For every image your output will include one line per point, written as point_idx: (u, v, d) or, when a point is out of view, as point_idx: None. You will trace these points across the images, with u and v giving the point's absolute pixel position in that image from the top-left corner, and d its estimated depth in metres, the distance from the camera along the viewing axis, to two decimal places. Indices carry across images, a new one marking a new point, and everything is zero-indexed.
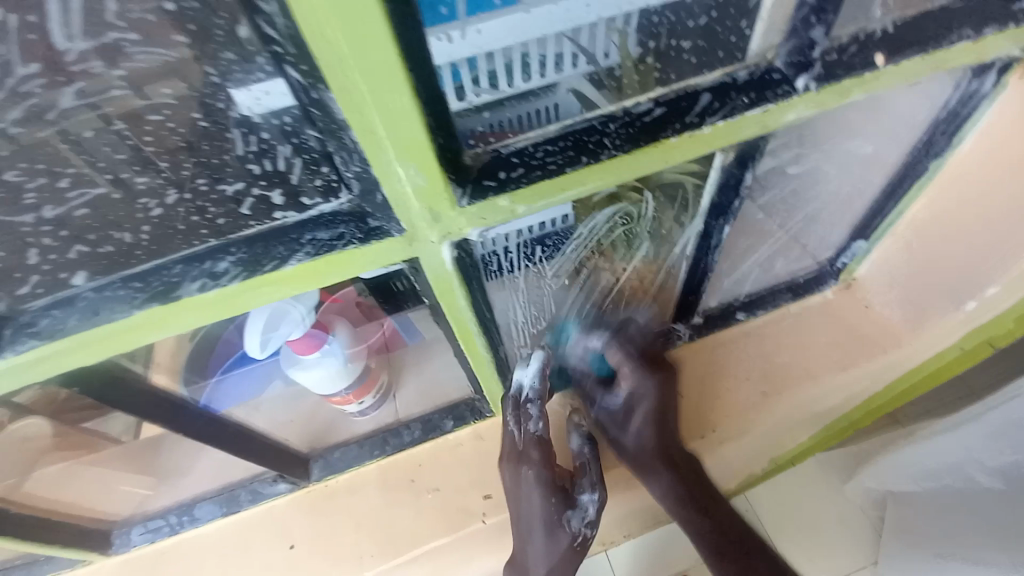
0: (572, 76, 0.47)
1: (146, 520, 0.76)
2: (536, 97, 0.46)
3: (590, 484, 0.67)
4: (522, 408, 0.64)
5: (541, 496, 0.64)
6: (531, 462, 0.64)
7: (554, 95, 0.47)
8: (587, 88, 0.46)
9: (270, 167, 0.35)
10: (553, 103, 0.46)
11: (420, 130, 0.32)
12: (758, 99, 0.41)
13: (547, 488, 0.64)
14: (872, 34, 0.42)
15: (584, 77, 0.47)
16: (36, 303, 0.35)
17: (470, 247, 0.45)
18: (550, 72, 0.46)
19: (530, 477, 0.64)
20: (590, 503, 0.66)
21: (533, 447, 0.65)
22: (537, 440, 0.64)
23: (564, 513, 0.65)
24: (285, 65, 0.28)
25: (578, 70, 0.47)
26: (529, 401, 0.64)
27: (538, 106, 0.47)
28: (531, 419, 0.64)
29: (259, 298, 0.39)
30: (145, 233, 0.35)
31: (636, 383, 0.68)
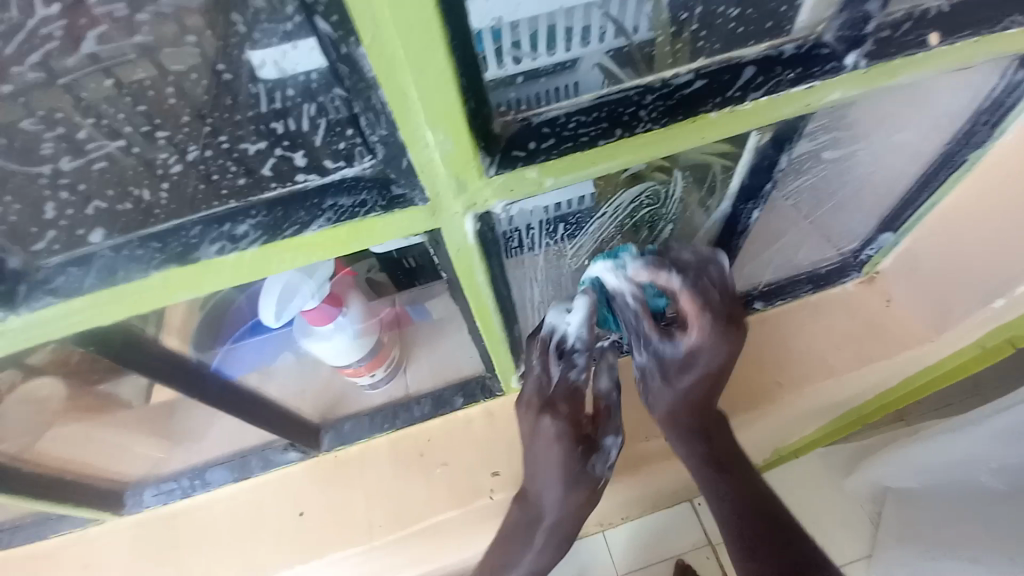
0: (598, 52, 0.42)
1: (160, 482, 0.77)
2: (556, 74, 0.42)
3: (614, 429, 0.64)
4: (565, 357, 0.59)
5: (562, 447, 0.60)
6: (556, 413, 0.60)
7: (578, 72, 0.42)
8: (613, 66, 0.42)
9: (293, 127, 0.34)
10: (576, 81, 0.42)
11: (453, 92, 0.31)
12: (803, 75, 0.39)
13: (569, 439, 0.60)
14: (927, 11, 0.39)
15: (610, 53, 0.42)
16: (53, 260, 0.34)
17: (493, 221, 0.43)
18: (573, 46, 0.42)
19: (551, 429, 0.60)
20: (614, 448, 0.64)
21: (562, 397, 0.60)
22: (568, 389, 0.60)
23: (584, 462, 0.62)
24: (315, 15, 0.27)
25: (604, 46, 0.42)
26: (575, 351, 0.59)
27: (561, 85, 0.42)
28: (573, 368, 0.60)
29: (282, 263, 0.38)
30: (164, 191, 0.34)
31: (709, 339, 0.58)
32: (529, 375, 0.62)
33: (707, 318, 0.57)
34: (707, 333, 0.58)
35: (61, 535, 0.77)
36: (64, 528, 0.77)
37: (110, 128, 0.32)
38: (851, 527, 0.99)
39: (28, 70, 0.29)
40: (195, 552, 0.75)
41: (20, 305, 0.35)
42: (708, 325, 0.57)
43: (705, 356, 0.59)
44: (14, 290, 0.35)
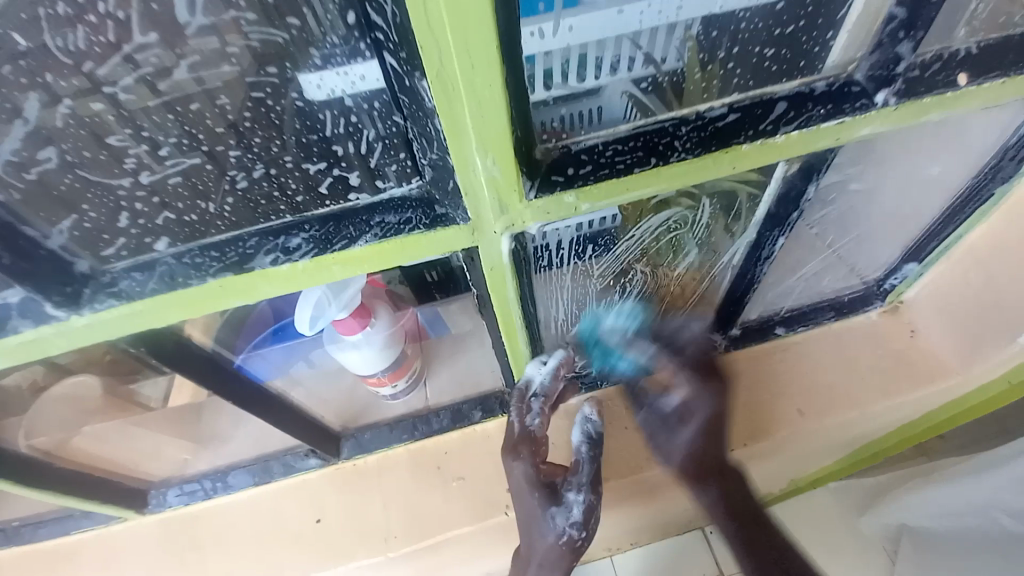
0: (625, 80, 0.44)
1: (182, 483, 0.78)
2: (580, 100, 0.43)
3: (579, 485, 0.61)
4: (525, 400, 0.63)
5: (527, 491, 0.61)
6: (518, 457, 0.60)
7: (602, 98, 0.43)
8: (640, 96, 0.44)
9: (352, 150, 0.36)
10: (600, 106, 0.44)
11: (504, 124, 0.33)
12: (835, 112, 0.40)
13: (532, 482, 0.60)
14: (957, 53, 0.41)
15: (636, 82, 0.44)
16: (118, 264, 0.37)
17: (526, 241, 0.45)
18: (601, 75, 0.43)
19: (516, 473, 0.60)
20: (577, 504, 0.61)
21: (524, 442, 0.61)
22: (530, 436, 0.61)
23: (549, 510, 0.60)
24: (384, 51, 0.30)
25: (630, 75, 0.44)
26: (535, 395, 0.63)
27: (585, 109, 0.43)
28: (530, 413, 0.62)
29: (332, 274, 0.40)
30: (229, 205, 0.37)
31: (694, 395, 0.60)
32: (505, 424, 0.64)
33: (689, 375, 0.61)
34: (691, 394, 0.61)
35: (84, 532, 0.79)
36: (87, 524, 0.79)
37: (189, 146, 0.35)
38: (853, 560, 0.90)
39: (118, 90, 0.32)
40: (213, 554, 0.76)
41: (84, 307, 0.38)
42: (694, 384, 0.61)
43: (693, 413, 0.60)
44: (80, 292, 0.37)
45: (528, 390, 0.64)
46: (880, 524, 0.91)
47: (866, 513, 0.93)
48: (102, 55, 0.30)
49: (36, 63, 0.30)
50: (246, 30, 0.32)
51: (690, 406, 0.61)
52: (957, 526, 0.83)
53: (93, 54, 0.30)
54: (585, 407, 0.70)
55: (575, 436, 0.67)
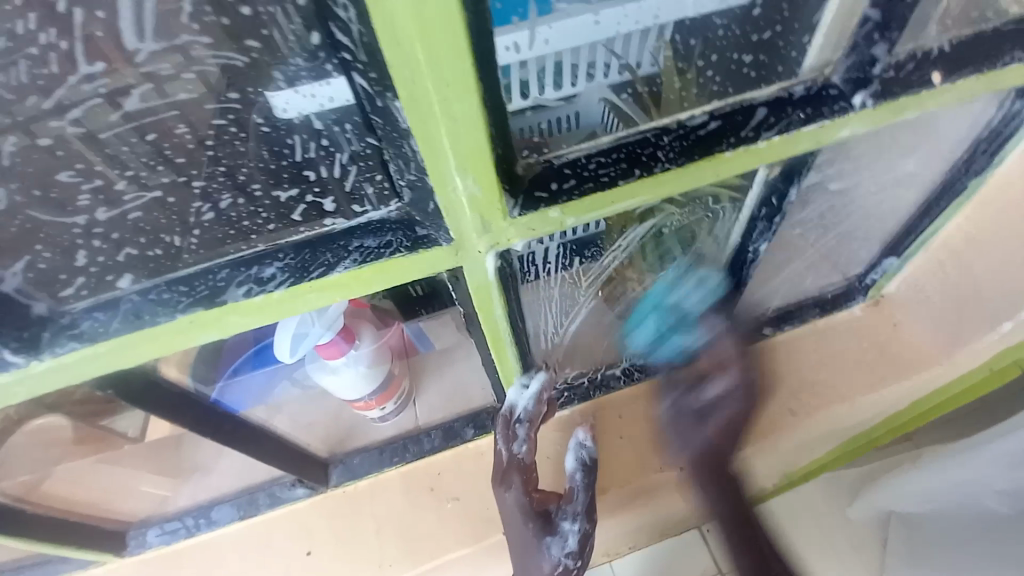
0: (602, 86, 0.44)
1: (164, 522, 0.75)
2: (556, 107, 0.43)
3: (574, 513, 0.62)
4: (510, 427, 0.62)
5: (520, 521, 0.61)
6: (511, 485, 0.60)
7: (579, 104, 0.44)
8: (615, 100, 0.44)
9: (326, 173, 0.35)
10: (577, 112, 0.45)
11: (482, 140, 0.32)
12: (814, 115, 0.40)
13: (527, 513, 0.60)
14: (929, 53, 0.41)
15: (613, 87, 0.45)
16: (79, 304, 0.34)
17: (512, 257, 0.44)
18: (578, 81, 0.44)
19: (510, 502, 0.60)
20: (573, 534, 0.62)
21: (516, 472, 0.61)
22: (520, 463, 0.61)
23: (544, 541, 0.61)
24: (353, 71, 0.28)
25: (607, 80, 0.45)
26: (521, 422, 0.62)
27: (563, 114, 0.44)
28: (517, 441, 0.61)
29: (310, 304, 0.38)
30: (195, 237, 0.34)
31: (737, 392, 0.66)
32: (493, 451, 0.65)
33: (733, 369, 0.66)
34: (734, 378, 0.66)
35: None
36: (64, 570, 0.74)
37: (149, 178, 0.34)
38: (840, 552, 0.92)
39: (67, 124, 0.31)
40: None
41: (43, 351, 0.35)
42: None
43: (728, 401, 0.66)
44: (38, 335, 0.34)
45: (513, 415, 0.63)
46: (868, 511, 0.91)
47: (854, 503, 0.94)
48: (47, 88, 0.29)
49: None
50: (201, 55, 0.31)
51: None
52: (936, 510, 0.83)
53: (38, 87, 0.29)
54: (579, 431, 0.72)
55: (569, 462, 0.69)
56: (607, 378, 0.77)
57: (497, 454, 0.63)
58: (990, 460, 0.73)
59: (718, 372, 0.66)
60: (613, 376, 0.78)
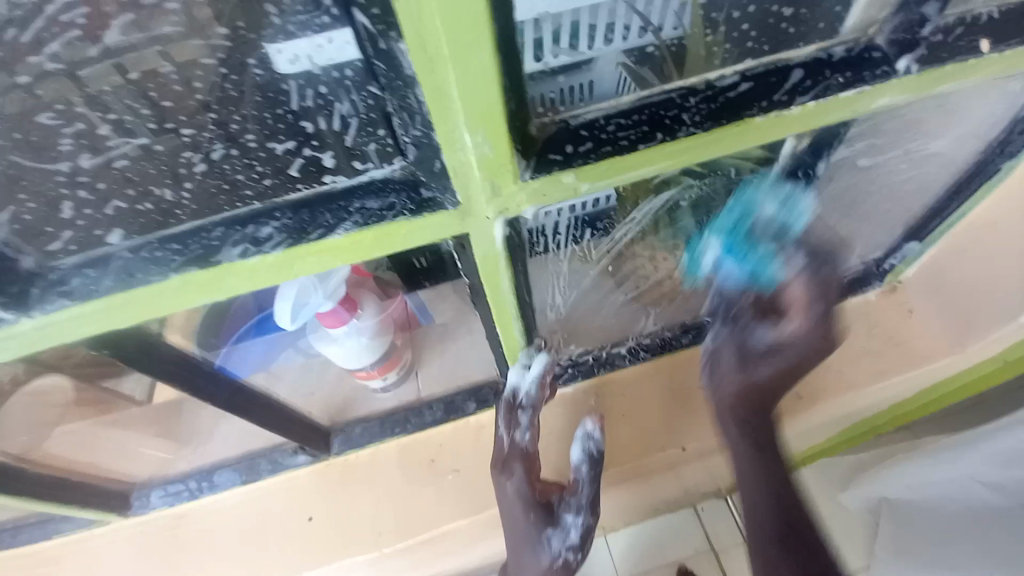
0: (618, 51, 0.40)
1: (165, 484, 0.75)
2: (572, 72, 0.40)
3: (578, 507, 0.61)
4: (514, 413, 0.63)
5: (521, 511, 0.61)
6: (512, 474, 0.61)
7: (594, 71, 0.40)
8: (634, 67, 0.40)
9: (324, 126, 0.33)
10: (592, 80, 0.41)
11: (494, 94, 0.29)
12: (854, 80, 0.37)
13: (528, 502, 0.60)
14: (978, 17, 0.38)
15: (631, 52, 0.40)
16: (68, 261, 0.33)
17: (521, 225, 0.42)
18: (596, 44, 0.40)
19: (511, 489, 0.61)
20: (575, 527, 0.61)
21: (517, 460, 0.61)
22: (522, 451, 0.61)
23: (545, 531, 0.60)
24: (354, 8, 0.26)
25: (625, 44, 0.40)
26: (524, 408, 0.63)
27: (577, 83, 0.40)
28: (519, 427, 0.62)
29: (307, 268, 0.37)
30: (186, 191, 0.33)
31: (805, 333, 0.45)
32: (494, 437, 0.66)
33: (817, 310, 0.45)
34: (798, 331, 0.46)
35: (66, 535, 0.76)
36: (69, 528, 0.75)
37: (136, 123, 0.30)
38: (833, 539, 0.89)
39: (46, 60, 0.27)
40: (203, 554, 0.74)
41: (33, 308, 0.34)
42: (814, 321, 0.45)
43: (791, 347, 0.46)
44: (27, 292, 0.33)
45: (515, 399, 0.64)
46: (860, 501, 0.90)
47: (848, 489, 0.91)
48: (24, 20, 0.25)
49: None
50: None
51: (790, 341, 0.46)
52: (933, 498, 0.81)
53: (14, 18, 0.25)
54: (585, 421, 0.68)
55: (575, 453, 0.66)
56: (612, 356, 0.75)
57: (499, 442, 0.64)
58: (988, 457, 0.75)
59: (797, 316, 0.46)
60: (618, 354, 0.76)
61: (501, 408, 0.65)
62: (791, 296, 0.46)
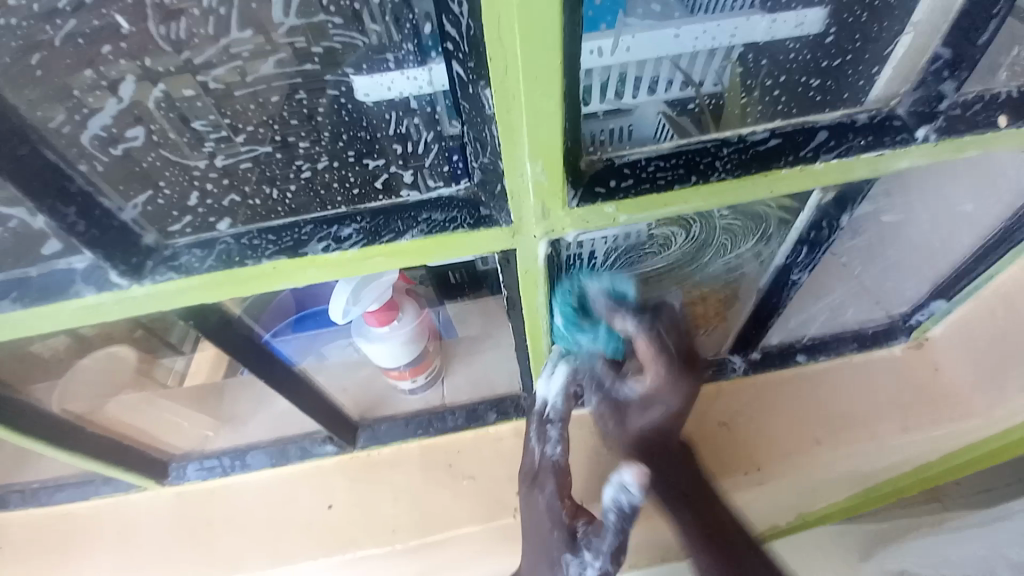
0: (659, 101, 0.46)
1: (203, 458, 0.81)
2: (612, 117, 0.45)
3: (596, 551, 0.55)
4: (543, 427, 0.62)
5: (549, 526, 0.60)
6: (543, 488, 0.61)
7: (635, 117, 0.45)
8: (672, 115, 0.46)
9: (410, 149, 0.40)
10: (632, 125, 0.45)
11: (556, 134, 0.35)
12: (874, 143, 0.41)
13: (555, 520, 0.59)
14: (997, 95, 0.41)
15: (670, 102, 0.46)
16: (181, 240, 0.38)
17: (561, 247, 0.47)
18: (640, 94, 0.45)
19: (541, 503, 0.61)
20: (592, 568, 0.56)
21: (548, 474, 0.61)
22: (552, 466, 0.61)
23: (563, 556, 0.58)
24: (452, 60, 0.32)
25: (666, 96, 0.46)
26: (550, 422, 0.61)
27: (617, 126, 0.45)
28: (548, 442, 0.61)
29: (377, 264, 0.42)
30: (290, 192, 0.39)
31: (664, 386, 0.52)
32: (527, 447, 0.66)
33: (662, 364, 0.50)
34: (657, 383, 0.52)
35: (103, 498, 0.82)
36: (106, 492, 0.81)
37: (262, 136, 0.39)
38: None
39: (210, 79, 0.37)
40: (227, 528, 0.78)
41: (145, 277, 0.39)
42: (664, 372, 0.51)
43: (656, 400, 0.53)
44: (143, 263, 0.38)
45: (543, 412, 0.62)
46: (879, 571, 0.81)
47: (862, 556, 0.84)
48: (200, 46, 0.36)
49: (137, 46, 0.35)
50: (332, 32, 0.38)
51: (654, 394, 0.53)
52: None
53: (191, 44, 0.36)
54: (624, 468, 0.51)
55: (604, 496, 0.53)
56: None
57: (532, 454, 0.64)
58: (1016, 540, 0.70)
59: (650, 370, 0.52)
60: None
61: (533, 418, 0.64)
62: (641, 351, 0.51)
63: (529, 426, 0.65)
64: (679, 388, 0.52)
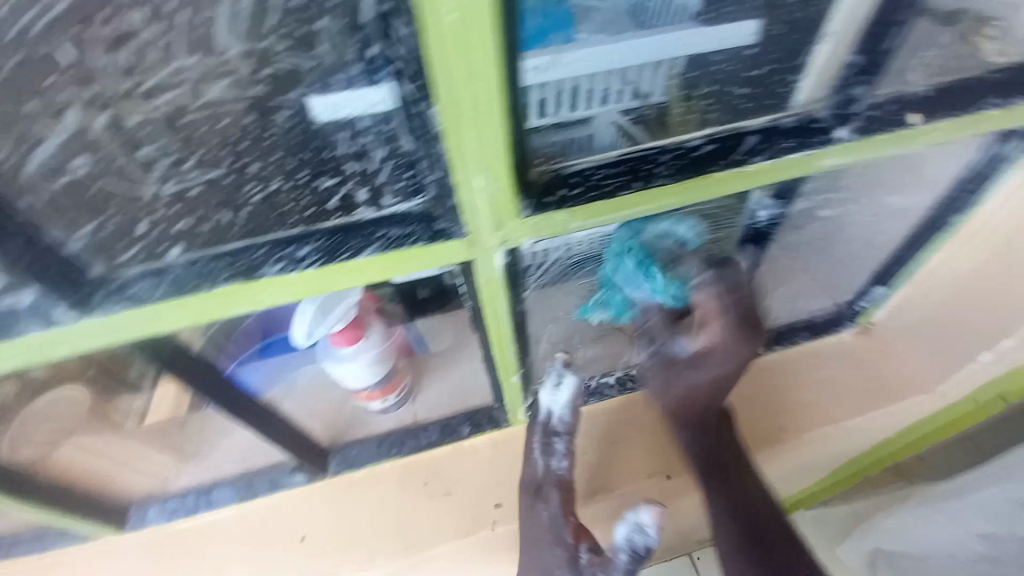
0: (612, 111, 0.48)
1: (165, 499, 0.77)
2: (569, 128, 0.46)
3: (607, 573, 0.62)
4: (550, 439, 0.68)
5: (550, 543, 0.65)
6: (547, 502, 0.66)
7: (592, 127, 0.47)
8: (628, 125, 0.48)
9: (364, 168, 0.39)
10: (591, 134, 0.47)
11: (503, 147, 0.36)
12: (801, 144, 0.44)
13: (558, 534, 0.65)
14: (908, 95, 0.45)
15: (624, 113, 0.48)
16: (134, 269, 0.38)
17: (519, 257, 0.48)
18: (593, 105, 0.47)
19: (546, 517, 0.66)
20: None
21: (552, 488, 0.67)
22: (557, 480, 0.67)
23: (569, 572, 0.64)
24: (400, 81, 0.32)
25: (618, 107, 0.48)
26: (557, 434, 0.67)
27: (576, 136, 0.46)
28: (555, 455, 0.67)
29: (335, 283, 0.42)
30: (243, 214, 0.39)
31: (723, 347, 0.54)
32: (526, 460, 0.70)
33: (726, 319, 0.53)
34: (717, 338, 0.54)
35: (52, 552, 0.76)
36: (57, 545, 0.76)
37: (212, 159, 0.37)
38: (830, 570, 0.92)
39: (155, 106, 0.35)
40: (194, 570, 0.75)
41: (94, 309, 0.38)
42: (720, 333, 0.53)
43: (716, 360, 0.56)
44: (89, 296, 0.38)
45: (548, 423, 0.68)
46: (856, 553, 0.85)
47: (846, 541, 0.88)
48: (140, 75, 0.33)
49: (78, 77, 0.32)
50: (276, 58, 0.35)
51: (708, 353, 0.56)
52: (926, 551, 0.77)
53: (131, 72, 0.33)
54: (642, 508, 0.62)
55: (618, 537, 0.62)
56: (600, 386, 0.79)
57: (534, 467, 0.68)
58: (975, 506, 0.74)
59: (707, 331, 0.54)
60: (606, 384, 0.80)
61: (536, 430, 0.69)
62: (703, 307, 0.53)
63: (531, 439, 0.69)
64: (731, 347, 0.54)
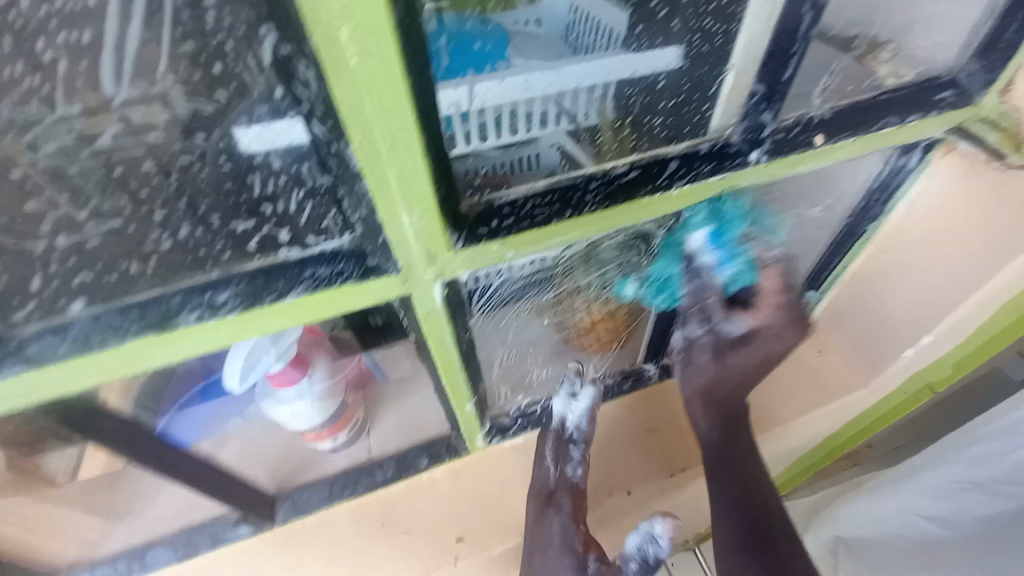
0: (556, 132, 0.50)
1: (93, 565, 0.69)
2: (518, 147, 0.49)
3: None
4: (564, 446, 0.66)
5: (559, 551, 0.62)
6: (559, 509, 0.64)
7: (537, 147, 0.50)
8: (568, 144, 0.50)
9: (282, 209, 0.38)
10: (538, 154, 0.50)
11: (425, 182, 0.36)
12: (717, 168, 0.47)
13: (567, 544, 0.62)
14: (812, 119, 0.49)
15: (566, 134, 0.50)
16: (31, 326, 0.35)
17: (459, 286, 0.48)
18: (534, 127, 0.49)
19: (556, 525, 0.63)
20: None
21: (566, 494, 0.65)
22: (573, 485, 0.65)
23: None
24: (310, 120, 0.32)
25: (561, 127, 0.50)
26: (574, 442, 0.66)
27: (524, 156, 0.49)
28: (571, 463, 0.66)
29: (262, 327, 0.40)
30: (152, 262, 0.36)
31: (771, 327, 0.54)
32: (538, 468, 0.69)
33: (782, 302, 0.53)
34: (772, 322, 0.54)
35: None
36: None
37: (111, 208, 0.36)
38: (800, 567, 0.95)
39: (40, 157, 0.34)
40: None
41: None
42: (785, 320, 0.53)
43: (769, 340, 0.55)
44: None
45: (564, 429, 0.67)
46: (819, 543, 0.87)
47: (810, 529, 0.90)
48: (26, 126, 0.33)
49: None
50: (174, 101, 0.35)
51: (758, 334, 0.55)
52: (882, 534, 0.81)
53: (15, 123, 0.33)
54: (656, 521, 0.59)
55: (629, 544, 0.61)
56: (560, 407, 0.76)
57: (547, 473, 0.67)
58: (928, 490, 0.77)
59: (769, 307, 0.54)
60: None
61: (550, 438, 0.68)
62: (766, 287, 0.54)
63: (545, 447, 0.69)
64: (782, 334, 0.54)
